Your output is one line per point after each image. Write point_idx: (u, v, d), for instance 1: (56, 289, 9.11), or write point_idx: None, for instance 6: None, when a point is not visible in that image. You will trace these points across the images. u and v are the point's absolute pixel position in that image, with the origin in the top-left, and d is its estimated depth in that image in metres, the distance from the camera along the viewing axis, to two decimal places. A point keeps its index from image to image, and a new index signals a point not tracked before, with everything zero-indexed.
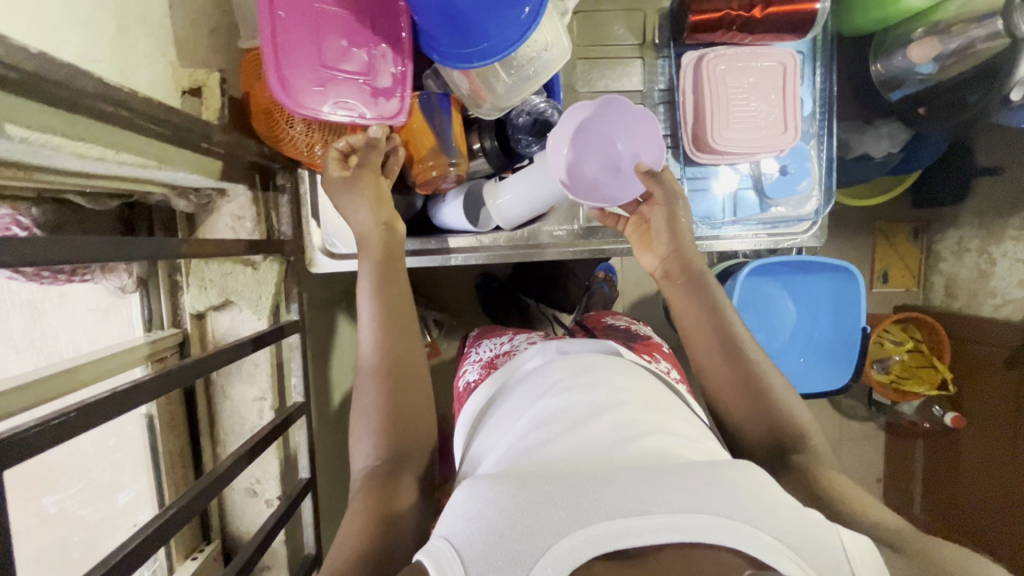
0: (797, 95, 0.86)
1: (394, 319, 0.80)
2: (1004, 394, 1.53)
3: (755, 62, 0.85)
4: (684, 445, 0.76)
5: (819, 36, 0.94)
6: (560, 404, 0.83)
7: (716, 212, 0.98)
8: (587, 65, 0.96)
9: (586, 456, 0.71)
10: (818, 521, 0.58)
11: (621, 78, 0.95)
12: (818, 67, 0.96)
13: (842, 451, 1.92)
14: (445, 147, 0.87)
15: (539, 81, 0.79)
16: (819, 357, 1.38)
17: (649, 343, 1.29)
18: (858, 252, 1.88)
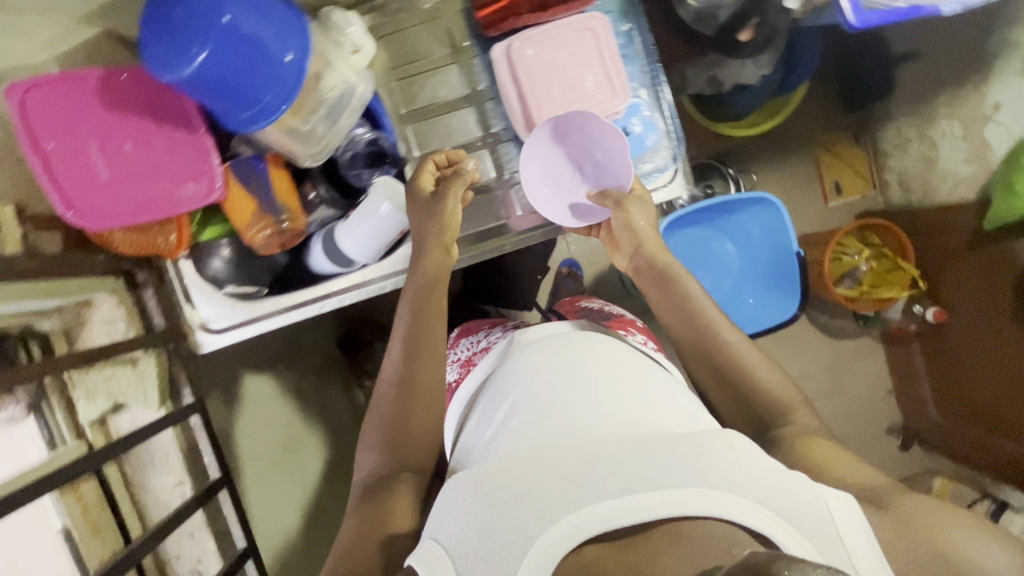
0: (610, 58, 0.92)
1: (430, 355, 0.86)
2: (977, 277, 1.47)
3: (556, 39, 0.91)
4: (654, 404, 0.82)
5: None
6: (540, 376, 0.89)
7: None
8: (405, 85, 0.98)
9: (567, 427, 0.77)
10: (807, 484, 0.66)
11: (439, 88, 0.97)
12: (631, 24, 0.97)
13: (839, 375, 1.87)
14: (269, 207, 0.87)
15: (340, 117, 0.87)
16: (767, 292, 1.36)
17: (623, 321, 1.22)
18: (803, 170, 1.81)
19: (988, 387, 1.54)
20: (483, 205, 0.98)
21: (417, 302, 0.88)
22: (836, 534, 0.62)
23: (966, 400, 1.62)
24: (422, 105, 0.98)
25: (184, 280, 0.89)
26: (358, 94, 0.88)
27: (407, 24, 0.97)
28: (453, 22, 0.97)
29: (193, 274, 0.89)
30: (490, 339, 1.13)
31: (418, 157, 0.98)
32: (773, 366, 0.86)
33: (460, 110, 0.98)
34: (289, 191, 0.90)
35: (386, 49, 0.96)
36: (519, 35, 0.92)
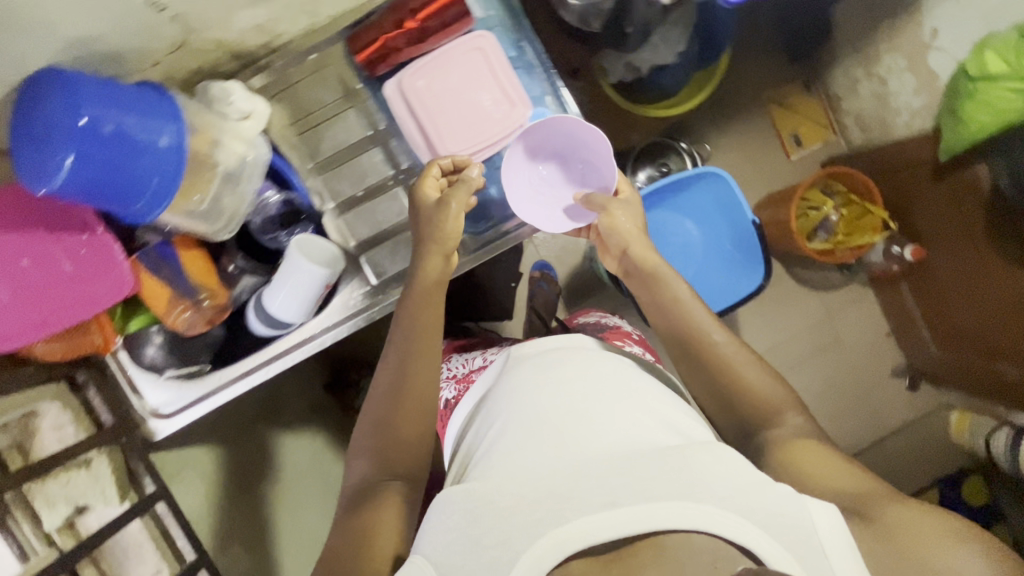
0: (505, 70, 0.90)
1: (423, 375, 0.84)
2: (946, 208, 1.44)
3: (449, 63, 0.90)
4: (639, 398, 0.78)
5: (501, 12, 0.98)
6: (526, 368, 0.85)
7: None
8: (308, 138, 0.98)
9: (553, 422, 0.74)
10: (795, 498, 0.64)
11: (342, 134, 0.98)
12: (515, 38, 0.99)
13: (834, 327, 1.84)
14: (183, 290, 0.87)
15: (248, 184, 0.90)
16: (731, 265, 1.33)
17: (616, 331, 1.18)
18: (760, 129, 1.75)
19: (979, 320, 1.51)
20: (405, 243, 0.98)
21: (415, 323, 0.86)
22: (822, 548, 0.61)
23: (961, 332, 1.59)
24: (327, 155, 0.99)
25: (127, 372, 0.92)
26: (251, 162, 0.88)
27: (295, 78, 0.96)
28: (341, 67, 0.96)
29: (132, 364, 0.92)
30: (485, 355, 1.06)
31: (332, 209, 0.99)
32: (763, 369, 0.84)
33: (366, 153, 0.98)
34: (204, 268, 0.90)
35: (280, 107, 0.96)
36: (407, 69, 0.90)
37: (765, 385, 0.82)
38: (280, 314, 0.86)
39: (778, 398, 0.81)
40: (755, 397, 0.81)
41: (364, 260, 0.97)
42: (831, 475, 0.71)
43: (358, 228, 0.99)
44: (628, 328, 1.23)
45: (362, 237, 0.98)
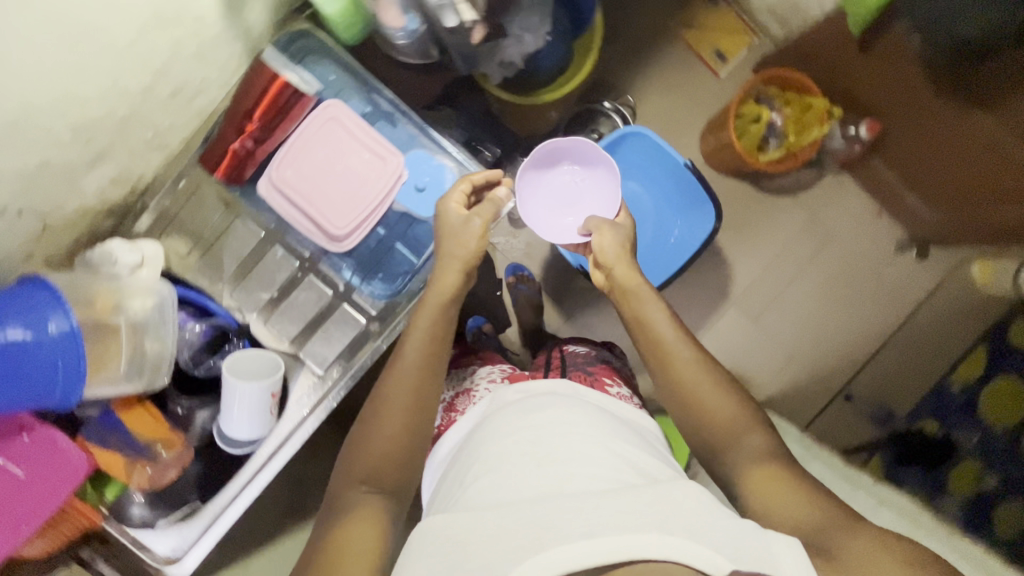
0: (365, 130, 0.91)
1: (425, 407, 0.80)
2: (888, 71, 1.36)
3: (310, 144, 0.90)
4: (625, 434, 0.70)
5: (343, 73, 0.98)
6: (517, 399, 0.76)
7: (409, 264, 0.96)
8: (210, 258, 0.98)
9: (537, 444, 0.65)
10: (755, 533, 0.57)
11: (240, 244, 0.97)
12: (366, 94, 0.98)
13: (823, 225, 1.76)
14: (137, 452, 0.91)
15: (166, 330, 0.88)
16: (685, 213, 1.32)
17: (607, 368, 0.97)
18: (678, 58, 1.68)
19: (965, 176, 1.41)
20: (335, 325, 0.97)
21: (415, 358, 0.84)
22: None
23: (949, 191, 1.50)
24: (233, 269, 0.98)
25: (126, 535, 0.92)
26: (158, 307, 0.87)
27: (175, 209, 0.97)
28: (213, 184, 0.96)
29: (126, 526, 0.93)
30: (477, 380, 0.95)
31: (258, 316, 0.98)
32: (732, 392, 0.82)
33: (271, 253, 0.97)
34: (153, 424, 0.92)
35: (174, 240, 0.97)
36: (272, 164, 0.90)
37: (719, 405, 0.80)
38: (236, 431, 0.87)
39: (737, 418, 0.79)
40: (702, 412, 0.80)
41: (303, 354, 0.96)
42: (780, 504, 0.68)
43: (287, 327, 0.97)
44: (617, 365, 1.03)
45: (295, 335, 0.97)
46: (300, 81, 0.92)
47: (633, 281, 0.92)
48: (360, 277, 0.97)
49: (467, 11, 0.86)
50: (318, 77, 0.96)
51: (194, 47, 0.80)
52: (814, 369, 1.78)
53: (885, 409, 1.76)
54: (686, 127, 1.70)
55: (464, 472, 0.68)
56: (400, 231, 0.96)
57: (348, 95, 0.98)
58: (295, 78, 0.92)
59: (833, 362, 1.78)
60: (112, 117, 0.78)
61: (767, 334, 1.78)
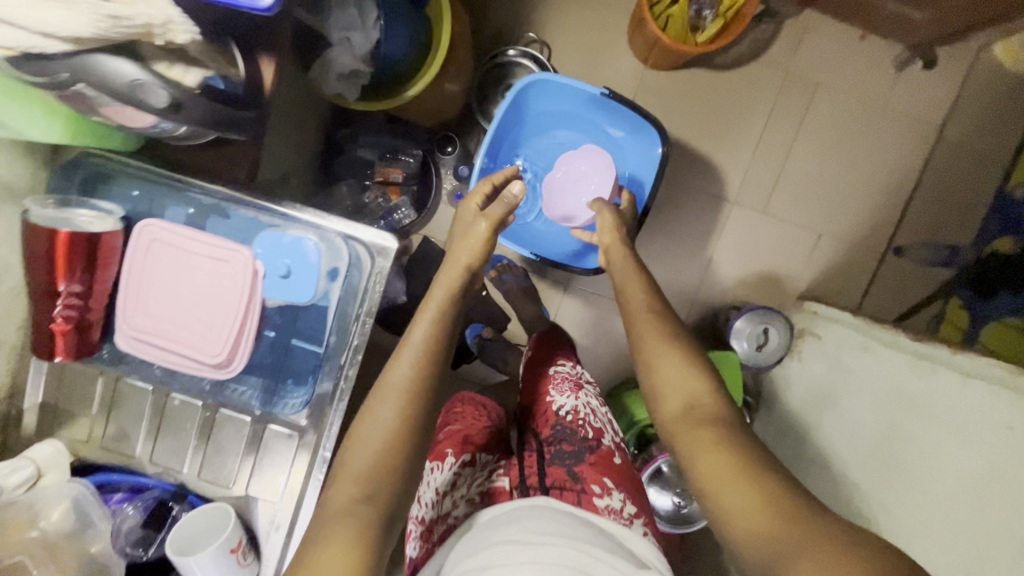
0: (189, 233, 0.67)
1: (394, 510, 0.64)
2: None
3: (139, 278, 0.67)
4: (603, 544, 0.63)
5: (128, 168, 0.67)
6: (493, 516, 0.69)
7: (317, 358, 0.73)
8: (105, 433, 0.75)
9: (509, 561, 0.57)
10: None
11: (130, 405, 0.73)
12: (170, 185, 0.68)
13: (805, 76, 1.47)
14: None
15: (100, 522, 0.71)
16: (628, 138, 1.15)
17: (600, 463, 0.82)
18: None
19: None
20: (267, 454, 0.76)
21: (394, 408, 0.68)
22: None
23: None
24: (136, 436, 0.75)
25: None
26: (76, 506, 0.70)
27: (54, 397, 0.73)
28: (63, 372, 0.72)
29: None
30: (446, 478, 0.81)
31: (190, 474, 0.76)
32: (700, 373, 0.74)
33: (169, 403, 0.74)
34: None
35: (73, 425, 0.74)
36: (115, 316, 0.68)
37: (673, 380, 0.74)
38: None
39: (692, 394, 0.72)
40: (657, 386, 0.75)
41: (252, 493, 0.76)
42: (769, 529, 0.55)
43: (222, 472, 0.75)
44: (609, 443, 0.88)
45: (238, 474, 0.75)
46: (90, 218, 0.64)
47: (622, 259, 0.93)
48: (271, 401, 0.74)
49: (185, 75, 0.49)
50: (107, 197, 0.67)
51: None
52: (851, 235, 1.54)
53: (946, 247, 1.53)
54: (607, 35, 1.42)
55: None
56: (292, 326, 0.72)
57: (163, 202, 0.68)
58: (87, 214, 0.64)
59: (870, 218, 1.53)
60: None
61: (788, 219, 1.53)
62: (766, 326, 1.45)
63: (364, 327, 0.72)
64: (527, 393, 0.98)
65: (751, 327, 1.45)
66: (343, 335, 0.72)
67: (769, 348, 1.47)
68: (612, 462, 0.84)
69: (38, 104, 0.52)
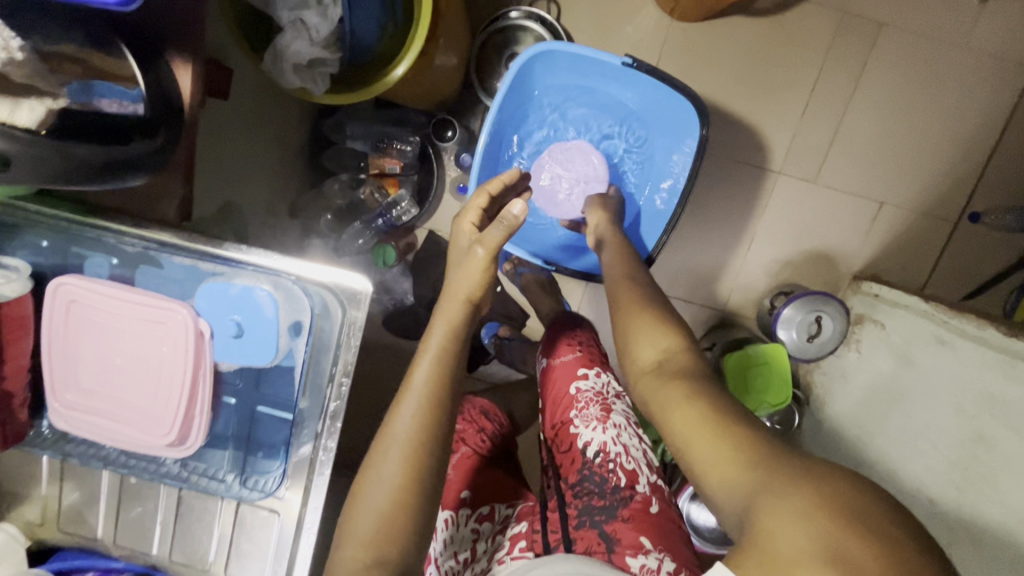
0: (109, 289, 0.54)
1: None
2: None
3: (63, 347, 0.55)
4: None
5: (20, 216, 0.53)
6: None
7: (290, 424, 0.60)
8: (61, 515, 0.65)
9: None
10: None
11: (87, 483, 0.63)
12: (79, 234, 0.54)
13: (865, 13, 1.20)
14: None
15: None
16: (650, 112, 0.98)
17: (635, 516, 0.64)
18: None
19: None
20: (248, 530, 0.64)
21: (380, 485, 0.55)
22: None
23: None
24: (95, 517, 0.65)
25: None
26: None
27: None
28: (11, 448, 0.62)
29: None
30: (461, 540, 0.71)
31: (162, 554, 0.66)
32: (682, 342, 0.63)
33: (126, 479, 0.63)
34: None
35: (25, 505, 0.65)
36: (45, 390, 0.57)
37: (649, 342, 0.64)
38: None
39: (668, 352, 0.62)
40: (631, 354, 0.65)
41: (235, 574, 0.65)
42: None
43: (197, 551, 0.65)
44: (647, 482, 0.68)
45: (215, 553, 0.65)
46: None
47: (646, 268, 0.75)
48: (240, 476, 0.63)
49: (15, 114, 0.36)
50: (14, 256, 0.54)
51: None
52: (922, 201, 1.29)
53: None
54: None
55: None
56: (255, 391, 0.60)
57: (82, 252, 0.56)
58: None
59: (945, 179, 1.27)
60: None
61: (844, 188, 1.29)
62: (820, 312, 1.21)
63: (337, 387, 0.58)
64: (545, 416, 0.77)
65: (801, 314, 1.22)
66: (317, 395, 0.59)
67: (824, 338, 1.22)
68: (651, 513, 0.65)
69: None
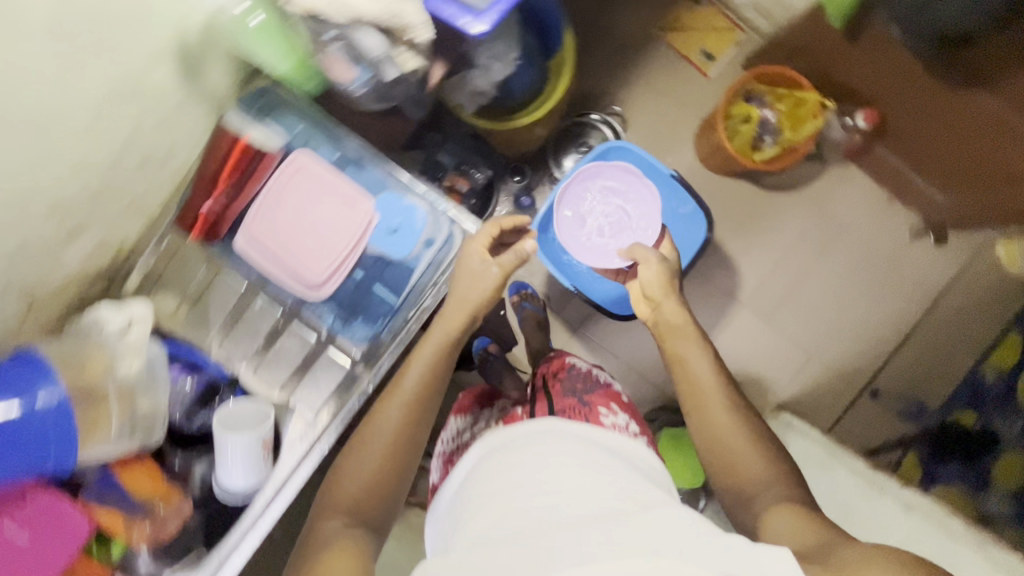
0: (331, 172, 0.81)
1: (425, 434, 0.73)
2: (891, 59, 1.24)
3: (276, 194, 0.80)
4: (608, 456, 0.64)
5: (299, 112, 0.83)
6: (498, 439, 0.69)
7: (390, 306, 0.85)
8: (196, 313, 0.88)
9: (526, 480, 0.59)
10: (743, 548, 0.48)
11: (222, 296, 0.87)
12: (325, 136, 0.84)
13: (834, 215, 1.58)
14: (131, 515, 0.79)
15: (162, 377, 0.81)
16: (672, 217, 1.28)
17: (607, 394, 0.82)
18: (662, 62, 1.53)
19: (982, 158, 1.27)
20: (323, 370, 0.87)
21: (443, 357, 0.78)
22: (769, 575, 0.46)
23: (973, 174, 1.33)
24: (217, 320, 0.87)
25: None
26: (149, 368, 0.80)
27: (164, 266, 0.86)
28: (192, 245, 0.85)
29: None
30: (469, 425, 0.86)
31: (249, 368, 0.88)
32: (786, 488, 0.66)
33: (252, 304, 0.87)
34: (155, 481, 0.81)
35: (167, 296, 0.86)
36: (245, 217, 0.81)
37: (749, 456, 0.69)
38: (235, 482, 0.81)
39: (765, 473, 0.67)
40: (721, 458, 0.71)
41: (293, 402, 0.86)
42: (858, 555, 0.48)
43: (275, 375, 0.87)
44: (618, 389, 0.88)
45: (286, 382, 0.87)
46: (264, 137, 0.80)
47: None
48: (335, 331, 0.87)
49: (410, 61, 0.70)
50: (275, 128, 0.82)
51: (155, 115, 0.70)
52: (840, 366, 1.58)
53: (918, 404, 1.55)
54: (677, 131, 1.55)
55: (464, 509, 0.62)
56: (380, 274, 0.85)
57: (317, 145, 0.84)
58: (260, 134, 0.80)
59: (862, 359, 1.58)
60: (84, 192, 0.68)
61: (786, 336, 1.59)
62: None
63: (434, 290, 0.84)
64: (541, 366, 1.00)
65: None
66: (419, 295, 0.85)
67: None
68: (622, 401, 0.84)
69: (287, 44, 0.69)
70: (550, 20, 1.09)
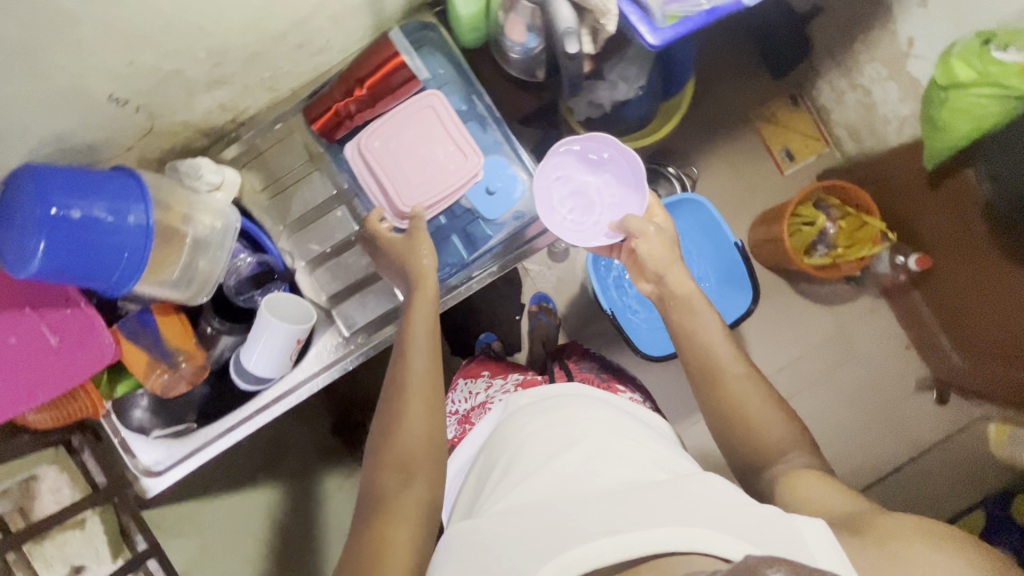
0: (453, 116, 0.83)
1: None
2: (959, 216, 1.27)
3: (400, 116, 0.83)
4: (642, 429, 0.66)
5: (448, 60, 0.90)
6: (530, 399, 0.72)
7: (460, 259, 0.91)
8: (278, 202, 0.91)
9: (562, 443, 0.61)
10: (780, 518, 0.51)
11: (310, 195, 0.91)
12: (460, 89, 0.91)
13: (853, 342, 1.55)
14: (154, 359, 0.79)
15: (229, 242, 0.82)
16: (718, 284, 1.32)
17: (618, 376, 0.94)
18: (743, 143, 1.51)
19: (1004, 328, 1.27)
20: (374, 292, 0.91)
21: None
22: (805, 551, 0.48)
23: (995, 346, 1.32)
24: (296, 212, 0.91)
25: (120, 434, 0.83)
26: (222, 231, 0.81)
27: (268, 147, 0.90)
28: (305, 134, 0.90)
29: (121, 427, 0.83)
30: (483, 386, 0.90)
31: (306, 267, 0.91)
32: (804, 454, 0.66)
33: (332, 212, 0.91)
34: (186, 334, 0.82)
35: (259, 174, 0.90)
36: (364, 130, 0.83)
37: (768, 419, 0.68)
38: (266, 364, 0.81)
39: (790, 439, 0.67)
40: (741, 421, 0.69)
41: (336, 314, 0.90)
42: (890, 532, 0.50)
43: (330, 282, 0.91)
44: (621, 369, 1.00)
45: (335, 292, 0.91)
46: (417, 67, 0.86)
47: None
48: None
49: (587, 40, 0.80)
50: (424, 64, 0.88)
51: (332, 8, 0.74)
52: None
53: None
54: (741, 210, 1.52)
55: (499, 460, 0.64)
56: (462, 226, 0.91)
57: (451, 94, 0.90)
58: (415, 64, 0.85)
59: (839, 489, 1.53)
60: (248, 48, 0.72)
61: None
62: None
63: (505, 257, 0.92)
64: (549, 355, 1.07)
65: None
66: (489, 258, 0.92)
67: None
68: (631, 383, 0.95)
69: None
70: (676, 66, 1.15)
